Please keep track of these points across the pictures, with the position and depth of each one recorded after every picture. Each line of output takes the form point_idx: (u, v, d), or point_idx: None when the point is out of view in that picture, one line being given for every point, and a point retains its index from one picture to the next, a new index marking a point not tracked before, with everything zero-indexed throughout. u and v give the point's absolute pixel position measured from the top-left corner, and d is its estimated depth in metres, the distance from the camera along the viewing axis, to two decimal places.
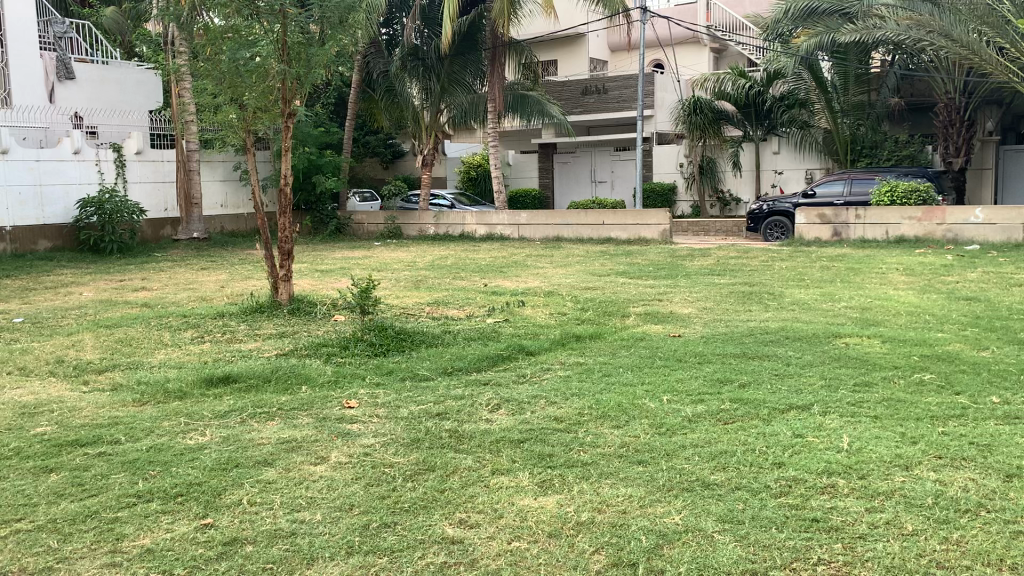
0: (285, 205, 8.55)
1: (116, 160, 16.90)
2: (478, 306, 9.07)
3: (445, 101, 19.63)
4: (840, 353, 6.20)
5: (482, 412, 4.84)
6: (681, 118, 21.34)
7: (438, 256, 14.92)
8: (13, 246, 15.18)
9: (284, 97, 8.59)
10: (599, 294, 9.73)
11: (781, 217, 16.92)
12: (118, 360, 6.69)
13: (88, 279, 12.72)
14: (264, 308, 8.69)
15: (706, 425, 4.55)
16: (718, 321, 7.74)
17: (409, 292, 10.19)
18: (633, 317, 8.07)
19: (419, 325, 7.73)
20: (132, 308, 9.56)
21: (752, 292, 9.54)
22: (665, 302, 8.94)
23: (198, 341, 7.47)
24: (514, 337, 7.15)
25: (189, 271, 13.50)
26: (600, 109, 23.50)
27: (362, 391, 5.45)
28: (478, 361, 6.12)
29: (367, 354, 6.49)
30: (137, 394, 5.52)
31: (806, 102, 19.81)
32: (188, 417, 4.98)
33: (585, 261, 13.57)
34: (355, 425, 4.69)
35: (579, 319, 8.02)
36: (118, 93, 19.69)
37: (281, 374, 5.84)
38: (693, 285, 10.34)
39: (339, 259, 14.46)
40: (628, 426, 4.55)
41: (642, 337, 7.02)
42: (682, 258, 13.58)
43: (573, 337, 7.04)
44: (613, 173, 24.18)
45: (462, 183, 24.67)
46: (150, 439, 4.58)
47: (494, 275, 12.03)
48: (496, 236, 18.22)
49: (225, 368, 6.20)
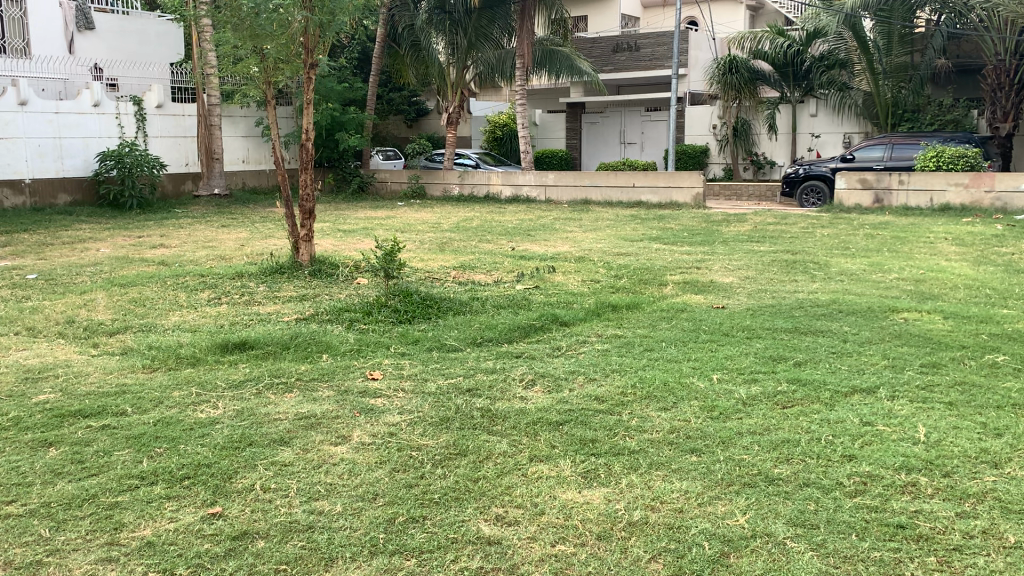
0: (307, 160, 8.15)
1: (137, 114, 16.55)
2: (506, 271, 8.66)
3: (472, 57, 19.07)
4: (900, 329, 5.75)
5: (516, 388, 4.46)
6: (715, 78, 20.68)
7: (463, 217, 14.50)
8: (32, 200, 14.95)
9: (307, 47, 8.17)
10: (632, 260, 9.27)
11: (817, 181, 16.27)
12: (131, 322, 6.38)
13: (105, 234, 12.42)
14: (284, 270, 8.33)
15: (763, 411, 4.15)
16: (762, 292, 7.28)
17: (434, 255, 9.80)
18: (671, 286, 7.63)
19: (445, 291, 7.35)
20: (148, 266, 9.23)
21: (795, 261, 9.05)
22: (703, 271, 8.48)
23: (215, 303, 7.12)
24: (547, 305, 6.75)
25: (209, 228, 13.17)
26: (630, 68, 22.82)
27: (386, 361, 5.09)
28: (509, 332, 5.72)
29: (392, 321, 6.12)
30: (148, 360, 5.19)
31: (846, 62, 19.06)
32: (201, 386, 4.64)
33: (616, 225, 13.11)
34: (378, 400, 4.33)
35: (614, 287, 7.60)
36: (139, 45, 19.24)
37: (299, 341, 5.48)
38: (732, 252, 9.85)
39: (362, 219, 14.07)
40: (677, 408, 4.15)
41: (683, 308, 6.60)
42: (717, 223, 13.09)
43: (610, 306, 6.63)
44: (643, 134, 23.54)
45: (488, 143, 24.14)
46: (158, 411, 4.24)
47: (522, 238, 11.61)
48: (522, 197, 17.73)
49: (243, 332, 5.86)
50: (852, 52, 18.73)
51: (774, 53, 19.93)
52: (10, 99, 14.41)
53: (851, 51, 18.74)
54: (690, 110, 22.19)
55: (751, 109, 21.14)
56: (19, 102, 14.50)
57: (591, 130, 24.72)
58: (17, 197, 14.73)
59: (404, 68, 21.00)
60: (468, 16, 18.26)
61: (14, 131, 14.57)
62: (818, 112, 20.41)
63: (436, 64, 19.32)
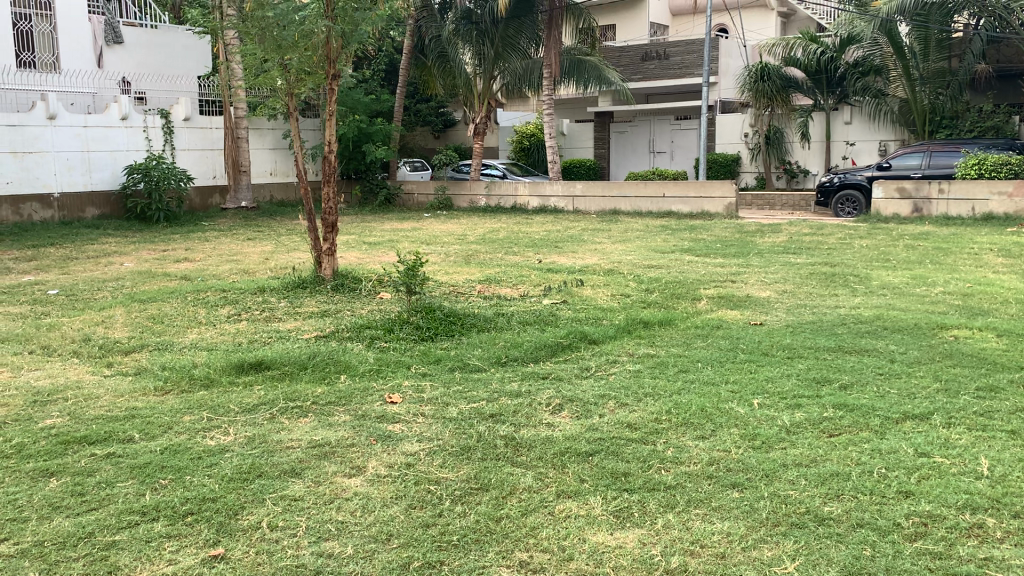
0: (329, 173, 7.96)
1: (165, 127, 16.56)
2: (533, 285, 8.42)
3: (499, 67, 18.91)
4: (951, 348, 5.42)
5: (544, 413, 4.21)
6: (747, 85, 20.33)
7: (490, 228, 14.28)
8: (61, 213, 14.98)
9: (329, 57, 8.02)
10: (664, 273, 8.98)
11: (852, 190, 15.86)
12: (148, 340, 6.21)
13: (130, 248, 12.36)
14: (306, 285, 8.14)
15: (809, 440, 3.87)
16: (801, 307, 6.97)
17: (460, 268, 9.58)
18: (706, 301, 7.35)
19: (470, 306, 7.11)
20: (170, 281, 9.11)
21: (835, 274, 8.71)
22: (738, 284, 8.17)
23: (235, 320, 6.94)
24: (575, 321, 6.50)
25: (234, 241, 13.08)
26: (660, 76, 22.52)
27: (407, 382, 4.86)
28: (536, 350, 5.47)
29: (414, 339, 5.89)
30: (160, 382, 4.99)
31: (881, 68, 18.63)
32: (213, 411, 4.44)
33: (646, 236, 12.84)
34: (397, 426, 4.10)
35: (645, 302, 7.33)
36: (167, 58, 19.29)
37: (317, 361, 5.27)
38: (768, 264, 9.53)
39: (388, 231, 13.92)
40: (716, 437, 3.90)
41: (718, 325, 6.31)
42: (751, 233, 12.76)
43: (642, 323, 6.36)
44: (672, 143, 23.24)
45: (515, 153, 23.95)
46: (165, 438, 4.04)
47: (550, 250, 11.37)
48: (549, 208, 17.50)
49: (259, 351, 5.65)
50: (888, 58, 18.06)
51: (806, 60, 19.55)
52: (39, 113, 14.45)
53: (887, 58, 18.09)
54: (721, 119, 21.84)
55: (784, 117, 20.74)
56: (48, 116, 14.54)
57: (620, 139, 24.45)
58: (46, 211, 14.76)
59: (431, 78, 20.88)
60: (495, 26, 18.08)
61: (42, 145, 14.60)
62: (852, 119, 19.96)
63: (463, 75, 19.18)
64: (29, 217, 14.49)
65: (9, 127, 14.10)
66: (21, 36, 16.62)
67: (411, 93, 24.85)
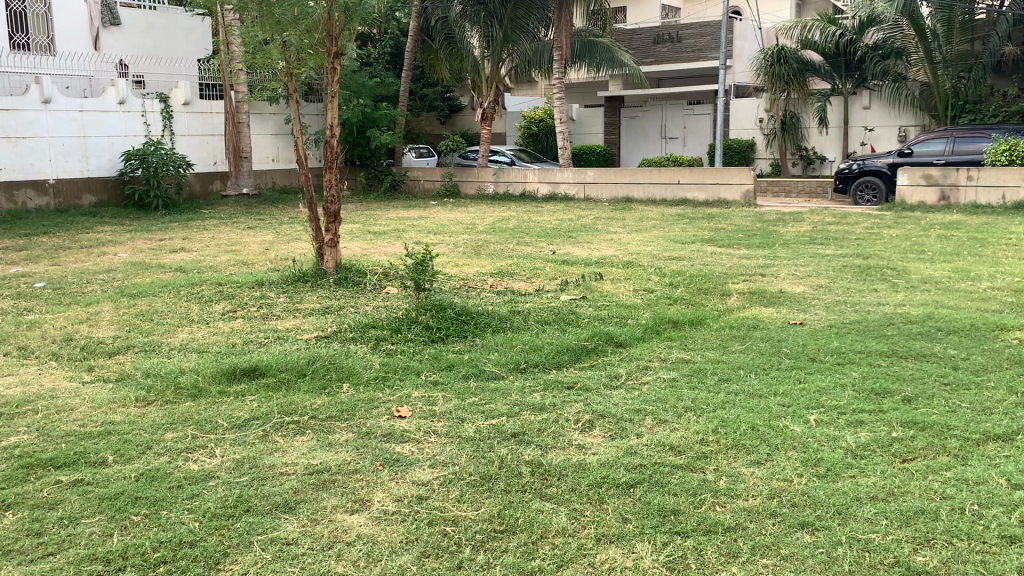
0: (331, 158, 7.44)
1: (163, 112, 16.04)
2: (549, 279, 7.91)
3: (508, 50, 18.31)
4: (1017, 352, 4.90)
5: (574, 431, 3.71)
6: (762, 69, 19.72)
7: (500, 217, 13.76)
8: (57, 200, 14.48)
9: (331, 35, 7.49)
10: (687, 265, 8.45)
11: (872, 177, 15.29)
12: (134, 341, 5.71)
13: (126, 237, 11.86)
14: (307, 278, 7.63)
15: (881, 467, 3.35)
16: (841, 305, 6.47)
17: (470, 259, 9.07)
18: (736, 296, 6.84)
19: (483, 302, 6.60)
20: (165, 273, 8.60)
21: (870, 267, 8.20)
22: (768, 278, 7.65)
23: (230, 317, 6.43)
24: (597, 320, 5.97)
25: (235, 230, 12.57)
26: (672, 60, 21.88)
27: (416, 393, 4.34)
28: (558, 354, 4.96)
29: (423, 341, 5.38)
30: (142, 392, 4.48)
31: (902, 51, 18.01)
32: (198, 427, 3.93)
33: (663, 225, 12.31)
34: (406, 448, 3.61)
35: (670, 298, 6.82)
36: (166, 41, 18.69)
37: (317, 367, 4.76)
38: (796, 256, 9.01)
39: (394, 220, 13.44)
40: (774, 462, 3.41)
41: (755, 325, 5.80)
42: (773, 223, 12.23)
43: (670, 323, 5.83)
44: (685, 129, 22.76)
45: (523, 139, 23.37)
46: (143, 461, 3.54)
47: (563, 240, 10.85)
48: (560, 195, 16.96)
49: (253, 355, 5.13)
50: (909, 39, 17.61)
51: (825, 43, 18.94)
52: (34, 97, 13.92)
53: (907, 39, 17.64)
54: (736, 103, 21.24)
55: (800, 101, 20.13)
56: (43, 100, 14.01)
57: (630, 125, 23.85)
58: (41, 198, 14.26)
59: (438, 62, 20.31)
60: (504, 7, 17.46)
61: (36, 129, 14.08)
62: (871, 104, 19.34)
63: (470, 58, 18.62)
64: (23, 204, 13.98)
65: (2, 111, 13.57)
66: (15, 17, 16.09)
67: (417, 77, 24.26)
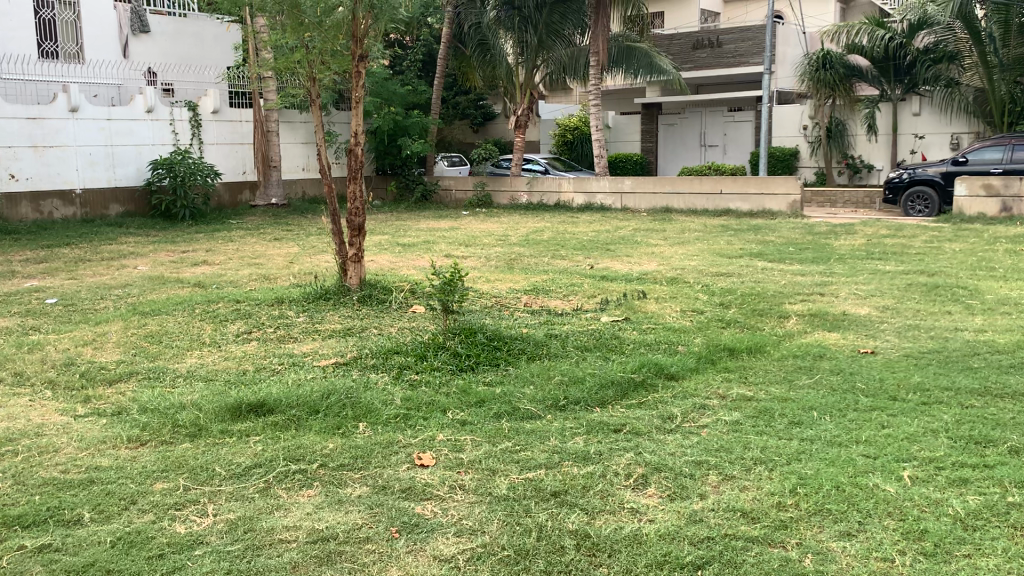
0: (355, 168, 6.96)
1: (192, 120, 15.76)
2: (588, 296, 7.37)
3: (542, 56, 17.80)
4: None
5: (625, 490, 3.16)
6: (806, 75, 19.02)
7: (534, 228, 13.23)
8: (84, 210, 14.22)
9: (356, 35, 6.88)
10: (737, 282, 7.87)
11: (923, 186, 14.55)
12: (139, 367, 5.27)
13: (149, 249, 11.53)
14: (329, 295, 7.16)
15: (1001, 544, 2.76)
16: (914, 330, 5.84)
17: (503, 275, 8.55)
18: (795, 319, 6.25)
19: (516, 325, 6.06)
20: (182, 289, 8.19)
21: (939, 285, 7.52)
22: (826, 298, 7.04)
23: (244, 339, 5.96)
24: (644, 347, 5.39)
25: (260, 242, 12.19)
26: (712, 66, 21.23)
27: (441, 436, 3.80)
28: (602, 389, 4.40)
29: (451, 371, 4.85)
30: (135, 430, 3.99)
31: (955, 55, 17.16)
32: (193, 477, 3.44)
33: (705, 237, 11.70)
34: (427, 508, 3.08)
35: (723, 321, 6.23)
36: (196, 48, 18.47)
37: (331, 403, 4.24)
38: (855, 272, 8.38)
39: (424, 231, 12.99)
40: (868, 535, 2.83)
41: (822, 354, 5.19)
42: (823, 235, 11.57)
43: (725, 351, 5.24)
44: (725, 136, 22.08)
45: (558, 148, 22.83)
46: (123, 522, 3.04)
47: (601, 253, 10.29)
48: (596, 205, 16.41)
49: (263, 387, 4.63)
50: (962, 42, 16.77)
51: (873, 47, 18.10)
52: (61, 106, 13.68)
53: (961, 42, 16.76)
54: (778, 110, 20.53)
55: (846, 108, 19.39)
56: (70, 108, 13.76)
57: (668, 133, 23.22)
58: (68, 208, 14.01)
59: (471, 69, 19.88)
60: (539, 11, 16.80)
61: (63, 138, 13.84)
62: (921, 110, 18.51)
63: (504, 65, 18.14)
64: (50, 214, 13.73)
65: (29, 119, 13.35)
66: (44, 25, 16.04)
67: (449, 85, 23.85)
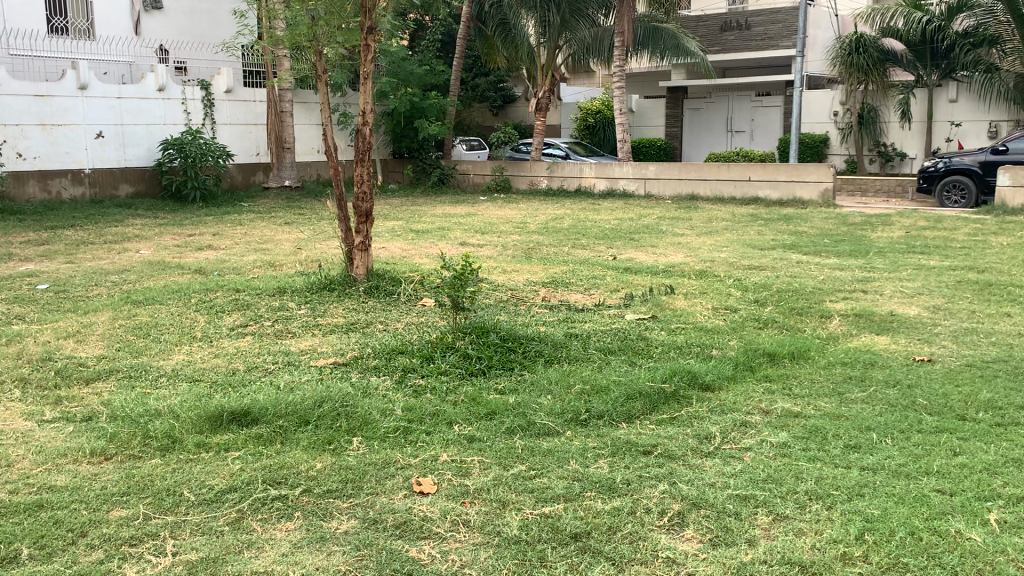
0: (363, 150, 6.46)
1: (204, 99, 15.33)
2: (611, 290, 6.87)
3: (565, 37, 17.19)
4: None
5: (658, 533, 2.68)
6: (839, 58, 18.29)
7: (553, 215, 12.70)
8: (92, 190, 13.83)
9: (366, 7, 6.38)
10: (771, 277, 7.33)
11: (960, 176, 13.88)
12: (122, 363, 4.83)
13: (154, 232, 11.12)
14: (333, 285, 6.69)
15: None
16: (973, 335, 5.27)
17: (520, 264, 8.07)
18: (838, 320, 5.73)
19: (532, 322, 5.56)
20: (181, 275, 7.75)
21: (992, 283, 6.94)
22: (872, 296, 6.49)
23: (238, 333, 5.50)
24: (675, 351, 4.87)
25: (270, 225, 11.76)
26: (740, 48, 20.51)
27: (445, 456, 3.32)
28: (628, 401, 3.90)
29: (459, 376, 4.36)
30: (103, 441, 3.53)
31: (996, 39, 16.34)
32: (160, 502, 2.98)
33: (734, 227, 11.14)
34: (424, 551, 2.60)
35: (760, 321, 5.70)
36: (209, 26, 18.09)
37: (323, 413, 3.77)
38: (897, 267, 7.82)
39: (440, 216, 12.51)
40: None
41: (873, 362, 4.65)
42: (861, 226, 10.99)
43: (765, 357, 4.72)
44: (752, 122, 21.41)
45: (579, 132, 22.23)
46: (68, 561, 2.58)
47: (624, 243, 9.77)
48: (617, 192, 15.86)
49: (251, 392, 4.15)
50: (1002, 26, 16.01)
51: (908, 30, 17.43)
52: (69, 83, 13.27)
53: (1000, 25, 16.04)
54: (808, 95, 19.82)
55: (879, 93, 18.64)
56: (79, 85, 13.36)
57: (693, 118, 22.55)
58: (76, 188, 13.62)
59: (492, 50, 19.30)
60: None
61: (72, 117, 13.44)
62: (958, 97, 17.73)
63: (525, 46, 17.56)
64: (58, 194, 13.35)
65: (36, 97, 12.95)
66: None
67: (469, 67, 23.28)
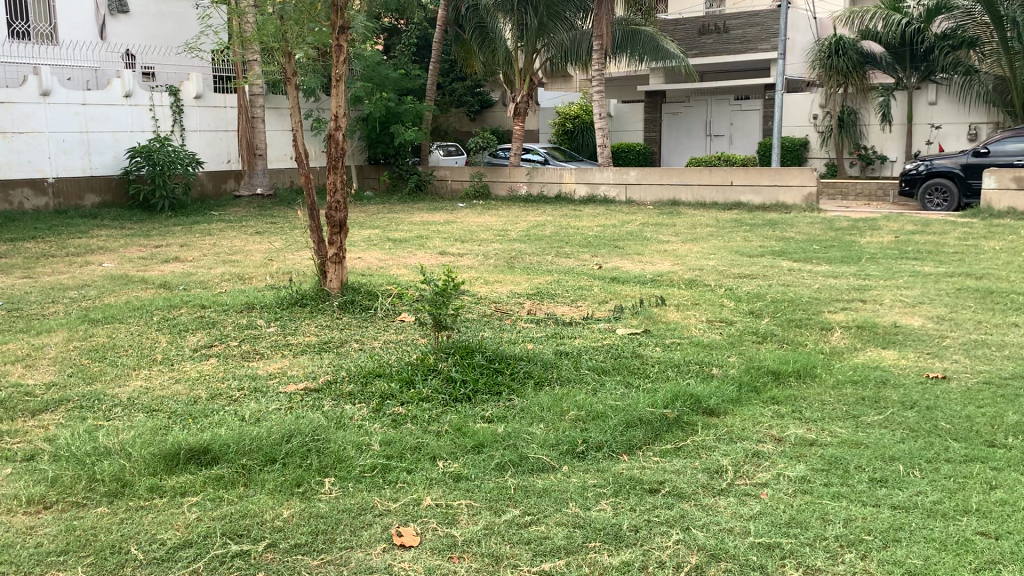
0: (335, 157, 6.07)
1: (173, 105, 14.85)
2: (598, 301, 6.55)
3: (543, 40, 16.80)
4: None
5: None
6: (819, 61, 18.12)
7: (534, 222, 12.37)
8: (56, 200, 13.30)
9: (337, 6, 6.00)
10: (762, 286, 7.04)
11: (943, 179, 13.70)
12: (73, 392, 4.41)
13: (119, 243, 10.66)
14: (304, 300, 6.30)
15: None
16: (983, 348, 4.99)
17: (502, 275, 7.73)
18: (841, 332, 5.43)
19: (517, 339, 5.21)
20: (145, 291, 7.33)
21: (993, 290, 6.70)
22: (873, 306, 6.22)
23: (202, 356, 5.09)
24: (676, 370, 4.54)
25: (241, 235, 11.33)
26: (719, 52, 20.30)
27: (428, 500, 2.96)
28: (629, 430, 3.57)
29: (440, 404, 3.99)
30: (43, 487, 3.14)
31: (975, 41, 16.17)
32: (104, 564, 2.59)
33: (720, 233, 10.86)
34: None
35: (759, 334, 5.38)
36: (177, 30, 17.66)
37: (292, 449, 3.40)
38: (892, 274, 7.58)
39: (417, 224, 12.14)
40: None
41: (884, 380, 4.35)
42: (849, 231, 10.75)
43: (770, 376, 4.41)
44: (732, 126, 21.23)
45: (558, 137, 21.94)
46: None
47: (608, 250, 9.46)
48: (598, 198, 15.56)
49: (213, 425, 3.76)
50: (982, 28, 15.86)
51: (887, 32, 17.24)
52: (31, 89, 12.78)
53: (979, 27, 15.92)
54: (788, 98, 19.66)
55: (859, 96, 18.50)
56: (41, 92, 12.86)
57: (672, 122, 22.33)
58: (39, 198, 13.10)
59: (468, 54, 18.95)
60: None
61: (34, 124, 12.93)
62: (938, 99, 17.63)
63: (502, 49, 17.21)
64: (19, 205, 12.81)
65: None
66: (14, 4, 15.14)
67: (445, 71, 22.91)
